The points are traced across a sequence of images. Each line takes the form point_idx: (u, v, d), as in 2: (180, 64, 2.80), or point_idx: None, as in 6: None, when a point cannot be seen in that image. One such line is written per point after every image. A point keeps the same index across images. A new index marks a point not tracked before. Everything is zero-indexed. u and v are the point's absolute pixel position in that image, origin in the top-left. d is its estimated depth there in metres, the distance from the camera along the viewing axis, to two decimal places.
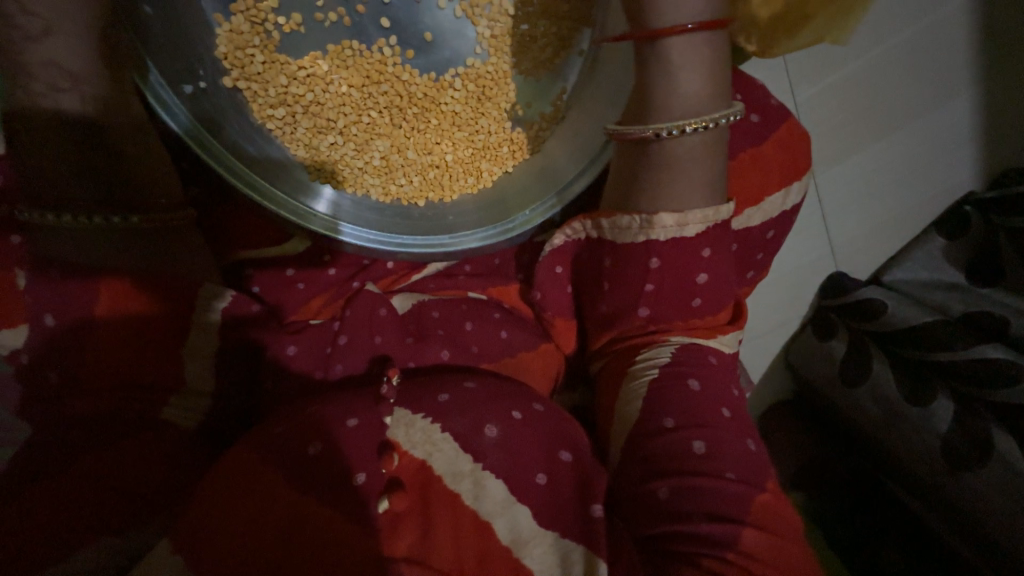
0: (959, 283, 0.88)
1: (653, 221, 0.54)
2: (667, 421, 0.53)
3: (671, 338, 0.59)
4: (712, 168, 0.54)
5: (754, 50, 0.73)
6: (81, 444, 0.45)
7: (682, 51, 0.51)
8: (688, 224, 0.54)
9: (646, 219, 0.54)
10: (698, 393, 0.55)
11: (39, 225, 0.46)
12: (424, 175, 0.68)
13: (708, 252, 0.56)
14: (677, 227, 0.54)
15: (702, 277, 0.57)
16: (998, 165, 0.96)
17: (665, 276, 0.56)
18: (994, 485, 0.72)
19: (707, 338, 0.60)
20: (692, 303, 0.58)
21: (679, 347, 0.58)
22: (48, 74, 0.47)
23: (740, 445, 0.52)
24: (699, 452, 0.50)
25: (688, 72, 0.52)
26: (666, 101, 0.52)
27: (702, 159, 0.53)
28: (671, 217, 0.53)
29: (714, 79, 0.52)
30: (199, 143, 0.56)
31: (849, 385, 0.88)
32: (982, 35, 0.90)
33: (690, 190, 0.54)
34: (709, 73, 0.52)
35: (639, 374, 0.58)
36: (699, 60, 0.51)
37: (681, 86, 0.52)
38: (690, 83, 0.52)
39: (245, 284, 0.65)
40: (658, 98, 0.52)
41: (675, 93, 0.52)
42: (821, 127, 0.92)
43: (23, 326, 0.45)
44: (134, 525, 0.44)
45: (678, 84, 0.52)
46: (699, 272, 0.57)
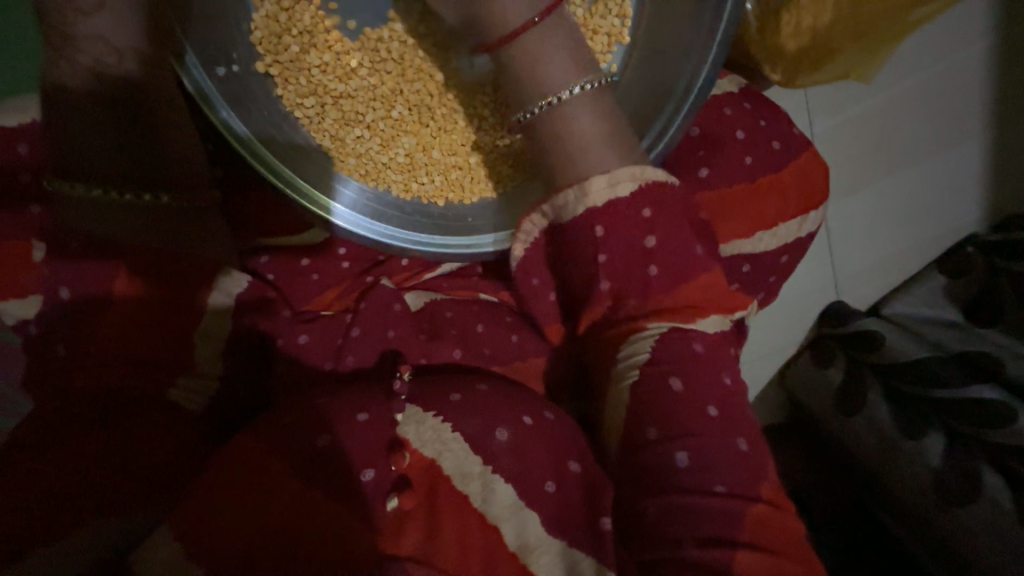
0: (957, 323, 0.89)
1: (586, 187, 0.53)
2: (650, 431, 0.52)
3: (648, 326, 0.56)
4: (617, 128, 0.56)
5: (778, 79, 0.76)
6: (82, 419, 0.45)
7: (534, 26, 0.55)
8: (619, 181, 0.53)
9: (581, 187, 0.53)
10: (680, 393, 0.53)
11: (65, 196, 0.48)
12: (446, 175, 0.69)
13: (649, 212, 0.55)
14: (610, 188, 0.53)
15: (650, 241, 0.55)
16: (1006, 206, 0.97)
17: (614, 246, 0.55)
18: (984, 524, 0.74)
19: (689, 320, 0.57)
20: (650, 273, 0.56)
21: (657, 339, 0.55)
22: (97, 49, 0.48)
23: (728, 445, 0.52)
24: (681, 464, 0.50)
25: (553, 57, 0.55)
26: (534, 71, 0.55)
27: (604, 120, 0.56)
28: (602, 179, 0.53)
29: (576, 52, 0.56)
30: (232, 133, 0.54)
31: (846, 414, 0.89)
32: (998, 80, 0.92)
33: (604, 154, 0.55)
34: (565, 43, 0.56)
35: (621, 377, 0.56)
36: (551, 31, 0.55)
37: (549, 65, 0.55)
38: (554, 52, 0.55)
39: (259, 269, 0.65)
40: (526, 66, 0.55)
41: (544, 65, 0.55)
42: (838, 157, 0.93)
43: (36, 297, 0.45)
44: (139, 506, 0.43)
45: (542, 59, 0.54)
46: (646, 236, 0.55)
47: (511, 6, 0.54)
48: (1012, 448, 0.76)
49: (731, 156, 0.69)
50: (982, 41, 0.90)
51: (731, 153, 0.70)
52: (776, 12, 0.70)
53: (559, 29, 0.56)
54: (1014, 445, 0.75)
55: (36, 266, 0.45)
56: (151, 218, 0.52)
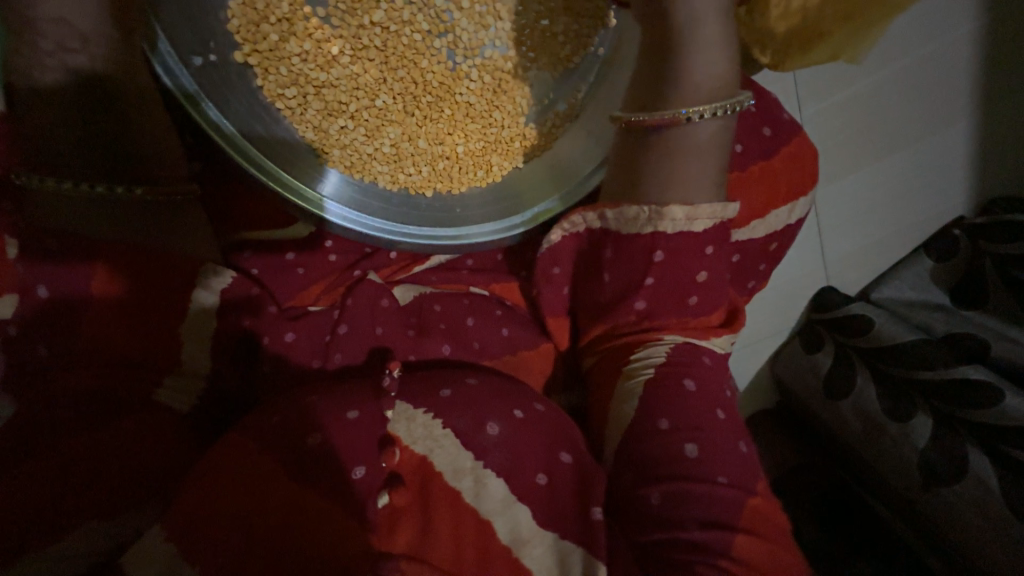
0: (944, 305, 0.91)
1: (664, 212, 0.54)
2: (662, 423, 0.53)
3: (665, 337, 0.59)
4: (716, 161, 0.55)
5: (766, 62, 0.76)
6: (70, 424, 0.43)
7: (703, 36, 0.53)
8: (698, 218, 0.54)
9: (657, 210, 0.54)
10: (692, 394, 0.55)
11: (36, 190, 0.45)
12: (433, 165, 0.68)
13: (711, 250, 0.57)
14: (687, 221, 0.54)
15: (702, 275, 0.57)
16: (992, 189, 0.98)
17: (666, 271, 0.56)
18: (968, 500, 0.75)
19: (703, 337, 0.60)
20: (689, 301, 0.58)
21: (673, 348, 0.58)
22: (57, 33, 0.45)
23: (731, 447, 0.52)
24: (691, 455, 0.50)
25: (705, 61, 0.53)
26: (688, 81, 0.53)
27: (711, 150, 0.55)
28: (681, 210, 0.54)
29: (727, 73, 0.54)
30: (210, 123, 0.53)
31: (834, 397, 0.90)
32: (986, 62, 0.93)
33: (694, 184, 0.55)
34: (725, 61, 0.54)
35: (633, 375, 0.57)
36: (717, 44, 0.53)
37: (698, 79, 0.53)
38: (710, 68, 0.53)
39: (241, 264, 0.63)
40: (677, 76, 0.53)
41: (694, 78, 0.53)
42: (826, 142, 0.93)
43: (12, 296, 0.43)
44: (125, 512, 0.43)
45: (693, 68, 0.53)
46: (699, 271, 0.57)
47: None
48: (1001, 427, 0.75)
49: None
50: (970, 25, 0.90)
51: None
52: None
53: (719, 51, 0.53)
54: (998, 422, 0.76)
55: (10, 266, 0.43)
56: (117, 214, 0.49)
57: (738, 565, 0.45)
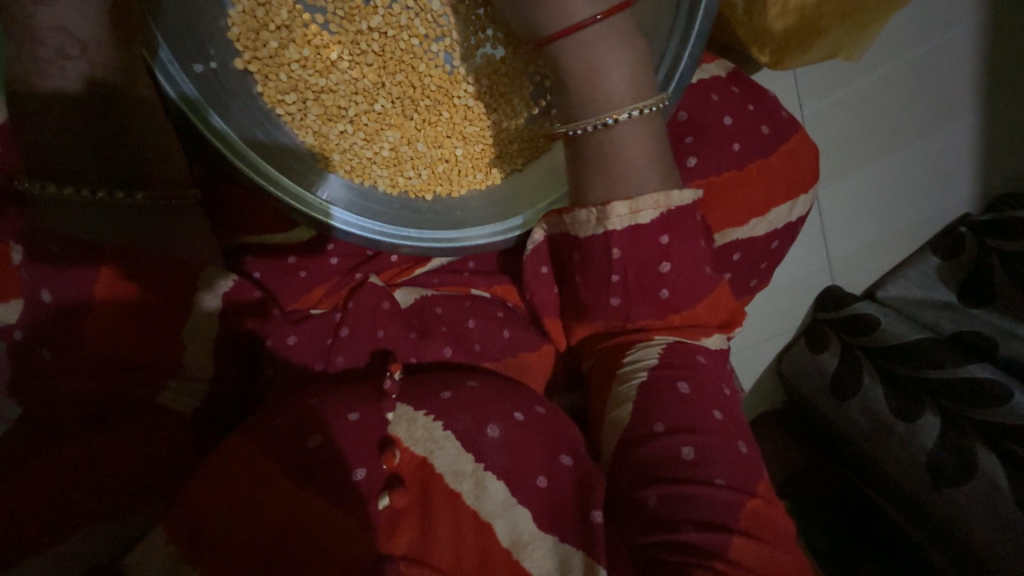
0: (951, 303, 0.89)
1: (608, 212, 0.54)
2: (658, 426, 0.52)
3: (655, 338, 0.59)
4: (651, 152, 0.55)
5: (766, 61, 0.76)
6: (70, 425, 0.45)
7: (605, 43, 0.51)
8: (641, 211, 0.54)
9: (602, 211, 0.54)
10: (688, 396, 0.54)
11: (42, 196, 0.45)
12: (432, 168, 0.68)
13: (667, 239, 0.55)
14: (631, 215, 0.54)
15: (665, 266, 0.56)
16: (997, 186, 0.97)
17: (627, 265, 0.56)
18: (977, 499, 0.74)
19: (692, 338, 0.59)
20: (662, 295, 0.57)
21: (664, 348, 0.58)
22: (58, 40, 0.45)
23: (731, 449, 0.52)
24: (688, 457, 0.50)
25: (618, 69, 0.52)
26: (603, 92, 0.52)
27: (646, 141, 0.54)
28: (624, 206, 0.54)
29: (641, 70, 0.52)
30: (215, 132, 0.55)
31: (840, 398, 0.89)
32: (988, 58, 0.92)
33: (634, 178, 0.54)
34: (635, 63, 0.52)
35: (628, 377, 0.57)
36: (621, 49, 0.51)
37: (612, 84, 0.52)
38: (620, 74, 0.52)
39: (245, 268, 0.65)
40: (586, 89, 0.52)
41: (606, 88, 0.52)
42: (828, 140, 0.92)
43: (17, 302, 0.44)
44: (129, 511, 0.44)
45: (601, 77, 0.52)
46: (662, 262, 0.56)
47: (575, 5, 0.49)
48: (1010, 428, 0.75)
49: (720, 141, 0.69)
50: (972, 21, 0.89)
51: (719, 138, 0.69)
52: None
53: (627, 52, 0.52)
54: (1007, 422, 0.76)
55: (14, 272, 0.44)
56: (128, 221, 0.50)
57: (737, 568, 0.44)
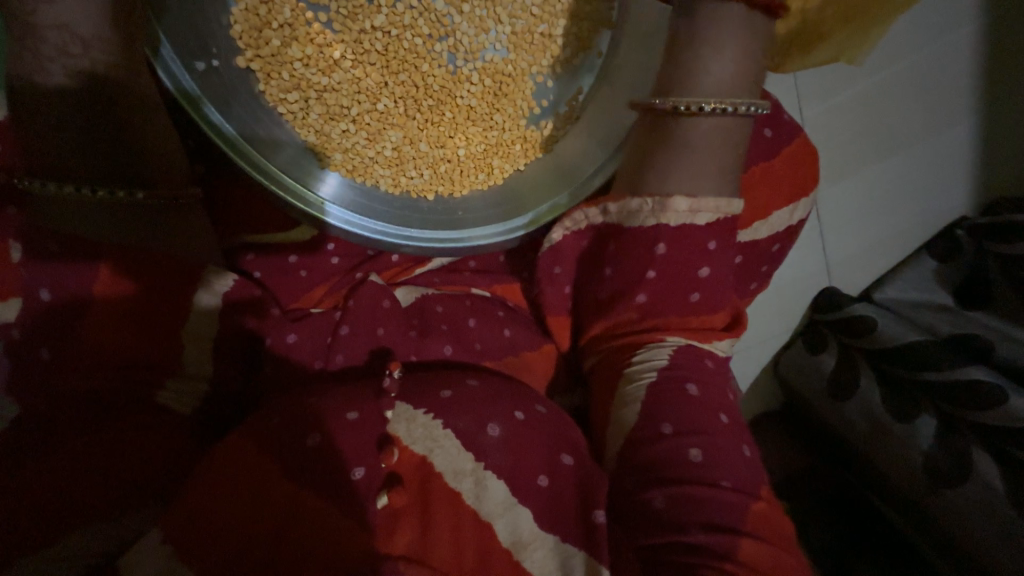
0: (947, 305, 0.90)
1: (666, 204, 0.54)
2: (664, 427, 0.52)
3: (668, 338, 0.58)
4: (725, 158, 0.55)
5: (773, 63, 0.72)
6: (68, 426, 0.45)
7: (727, 32, 0.52)
8: (700, 211, 0.54)
9: (662, 202, 0.54)
10: (695, 398, 0.54)
11: (41, 194, 0.46)
12: (435, 168, 0.68)
13: (713, 245, 0.57)
14: (689, 213, 0.54)
15: (704, 271, 0.57)
16: (997, 190, 0.97)
17: (669, 264, 0.56)
18: (974, 502, 0.74)
19: (704, 342, 0.59)
20: (690, 297, 0.58)
21: (676, 350, 0.57)
22: (62, 39, 0.45)
23: (735, 452, 0.52)
24: (694, 459, 0.50)
25: (724, 61, 0.52)
26: (705, 81, 0.53)
27: (724, 143, 0.54)
28: (684, 202, 0.54)
29: (744, 71, 0.53)
30: (215, 129, 0.54)
31: (838, 399, 0.90)
32: (988, 63, 0.92)
33: (701, 178, 0.54)
34: (744, 64, 0.53)
35: (634, 378, 0.57)
36: (738, 45, 0.52)
37: (713, 76, 0.53)
38: (726, 68, 0.53)
39: (245, 266, 0.64)
40: (694, 73, 0.53)
41: (708, 77, 0.53)
42: (829, 142, 0.93)
43: (17, 300, 0.46)
44: (125, 512, 0.43)
45: (713, 65, 0.53)
46: (702, 266, 0.57)
47: None
48: (1007, 430, 0.74)
49: None
50: (970, 26, 0.90)
51: None
52: None
53: (747, 53, 0.53)
54: (999, 424, 0.75)
55: (14, 268, 0.46)
56: (133, 218, 0.49)
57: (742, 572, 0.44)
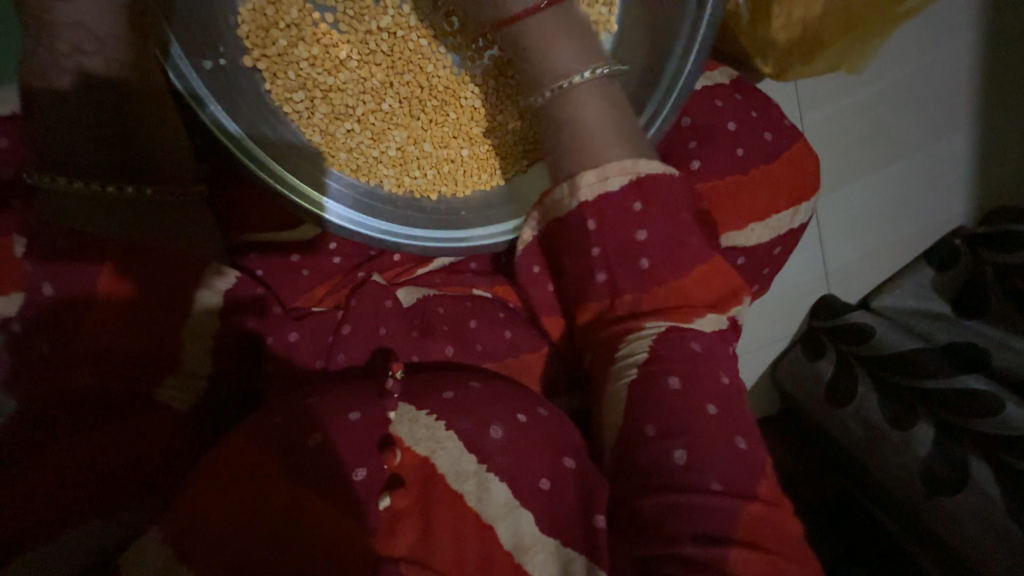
0: (945, 314, 0.91)
1: (577, 182, 0.55)
2: (649, 429, 0.52)
3: (647, 325, 0.56)
4: (614, 119, 0.56)
5: (770, 71, 0.76)
6: (69, 430, 0.43)
7: (548, 23, 0.55)
8: (610, 176, 0.54)
9: (573, 182, 0.55)
10: (679, 392, 0.53)
11: (51, 189, 0.45)
12: (438, 169, 0.68)
13: (640, 205, 0.55)
14: (601, 182, 0.54)
15: (641, 234, 0.55)
16: (993, 199, 0.99)
17: (605, 236, 0.55)
18: (970, 512, 0.75)
19: (683, 320, 0.56)
20: (643, 264, 0.56)
21: (656, 338, 0.56)
22: (75, 36, 0.46)
23: (728, 444, 0.52)
24: (680, 462, 0.50)
25: (563, 45, 0.55)
26: (549, 68, 0.55)
27: (603, 105, 0.55)
28: (592, 174, 0.54)
29: (583, 42, 0.56)
30: (226, 135, 0.54)
31: (836, 405, 0.90)
32: (985, 74, 0.93)
33: (601, 146, 0.55)
34: (578, 39, 0.56)
35: (619, 376, 0.56)
36: (564, 26, 0.55)
37: (560, 57, 0.55)
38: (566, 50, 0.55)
39: (248, 265, 0.64)
40: (540, 62, 0.55)
41: (554, 63, 0.55)
42: (828, 150, 0.94)
43: (18, 295, 0.42)
44: (125, 508, 0.45)
45: (552, 54, 0.55)
46: (637, 229, 0.55)
47: None
48: (996, 436, 0.76)
49: (723, 146, 0.70)
50: (968, 37, 0.91)
51: (723, 144, 0.70)
52: (766, 5, 0.71)
53: (576, 26, 0.56)
54: (1001, 433, 0.76)
55: (16, 263, 0.42)
56: (141, 215, 0.51)
57: None
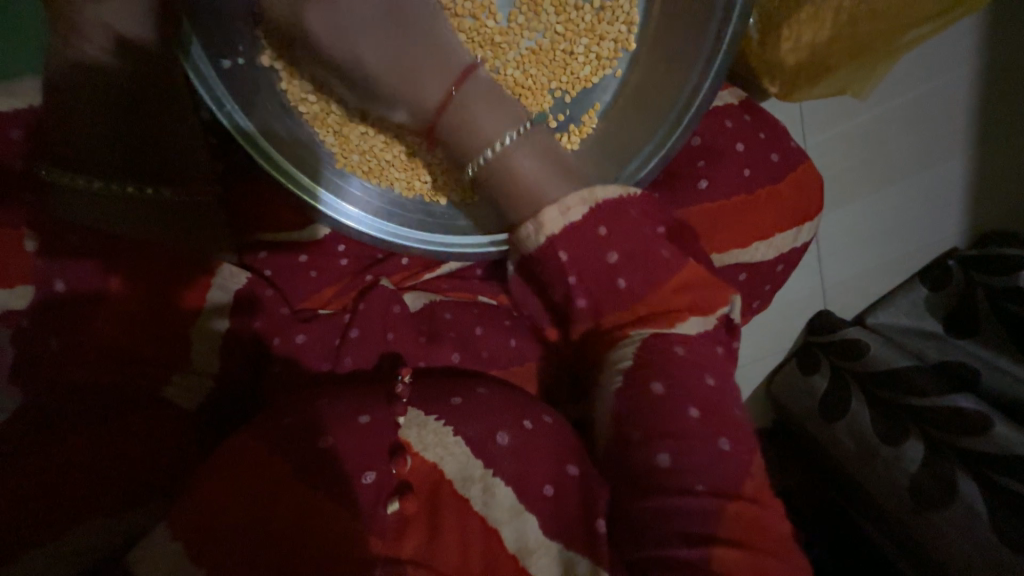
0: (936, 332, 0.92)
1: (541, 220, 0.55)
2: (635, 434, 0.53)
3: (631, 334, 0.57)
4: (554, 161, 0.57)
5: (776, 91, 0.78)
6: (70, 423, 0.44)
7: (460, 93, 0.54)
8: (571, 209, 0.55)
9: (537, 220, 0.55)
10: (663, 397, 0.53)
11: (63, 185, 0.46)
12: (450, 174, 0.69)
13: (604, 229, 0.55)
14: (563, 215, 0.55)
15: (612, 256, 0.56)
16: (986, 222, 1.01)
17: (579, 266, 0.56)
18: (959, 526, 0.76)
19: (668, 327, 0.57)
20: (620, 284, 0.56)
21: (638, 346, 0.56)
22: None
23: (713, 448, 0.51)
24: (664, 465, 0.50)
25: (481, 111, 0.55)
26: (471, 136, 0.55)
27: (538, 150, 0.57)
28: (553, 210, 0.55)
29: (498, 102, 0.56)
30: (250, 140, 0.55)
31: (828, 419, 0.92)
32: (983, 101, 0.96)
33: (551, 186, 0.56)
34: (491, 101, 0.56)
35: (606, 385, 0.58)
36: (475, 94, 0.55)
37: (481, 121, 0.55)
38: (483, 116, 0.55)
39: (257, 264, 0.63)
40: (465, 130, 0.55)
41: (476, 132, 0.55)
42: (830, 169, 0.95)
43: (28, 288, 0.42)
44: (130, 508, 0.44)
45: (475, 118, 0.55)
46: (607, 253, 0.56)
47: (431, 79, 0.54)
48: (1000, 456, 0.77)
49: (730, 165, 0.71)
50: (967, 66, 0.94)
51: (731, 163, 0.71)
52: (775, 28, 0.74)
53: (483, 86, 0.56)
54: (993, 451, 0.78)
55: (28, 259, 0.43)
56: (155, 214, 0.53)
57: None
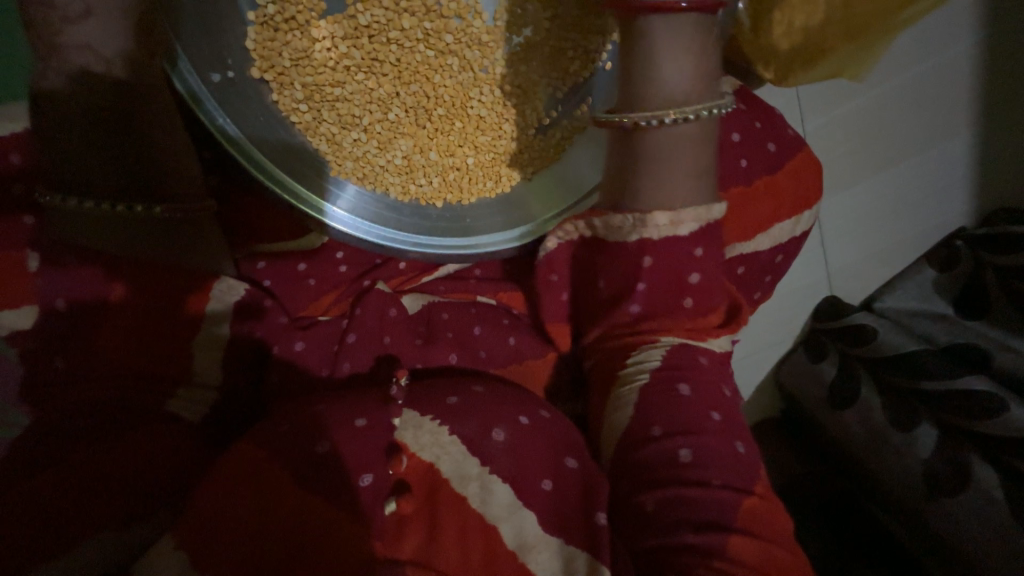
0: (947, 316, 0.91)
1: (648, 219, 0.55)
2: (655, 429, 0.53)
3: (661, 339, 0.59)
4: (704, 160, 0.55)
5: (770, 77, 0.77)
6: (75, 441, 0.45)
7: (677, 32, 0.50)
8: (682, 222, 0.55)
9: (641, 218, 0.55)
10: (688, 399, 0.55)
11: (53, 206, 0.46)
12: (444, 176, 0.69)
13: (700, 251, 0.57)
14: (671, 225, 0.55)
15: (693, 277, 0.58)
16: (993, 202, 0.99)
17: (655, 277, 0.57)
18: (968, 512, 0.75)
19: (701, 340, 0.60)
20: (684, 303, 0.59)
21: (669, 351, 0.58)
22: (81, 57, 0.47)
23: (729, 448, 0.52)
24: (684, 460, 0.51)
25: (679, 64, 0.51)
26: (656, 91, 0.52)
27: (696, 144, 0.54)
28: (664, 216, 0.54)
29: (703, 66, 0.52)
30: (245, 154, 0.57)
31: (837, 407, 0.91)
32: (987, 77, 0.93)
33: (677, 187, 0.55)
34: (697, 65, 0.52)
35: (629, 380, 0.57)
36: (689, 45, 0.51)
37: (670, 78, 0.51)
38: (678, 72, 0.51)
39: (256, 274, 0.64)
40: (651, 81, 0.52)
41: (664, 88, 0.52)
42: (830, 153, 0.94)
43: (30, 308, 0.45)
44: (139, 520, 0.44)
45: (665, 71, 0.51)
46: (692, 272, 0.57)
47: None
48: (1008, 439, 0.76)
49: (727, 157, 0.70)
50: (969, 41, 0.91)
51: (728, 154, 0.70)
52: (767, 12, 0.72)
53: (701, 38, 0.51)
54: (1010, 435, 0.76)
55: (29, 278, 0.45)
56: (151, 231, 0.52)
57: (740, 565, 0.45)
